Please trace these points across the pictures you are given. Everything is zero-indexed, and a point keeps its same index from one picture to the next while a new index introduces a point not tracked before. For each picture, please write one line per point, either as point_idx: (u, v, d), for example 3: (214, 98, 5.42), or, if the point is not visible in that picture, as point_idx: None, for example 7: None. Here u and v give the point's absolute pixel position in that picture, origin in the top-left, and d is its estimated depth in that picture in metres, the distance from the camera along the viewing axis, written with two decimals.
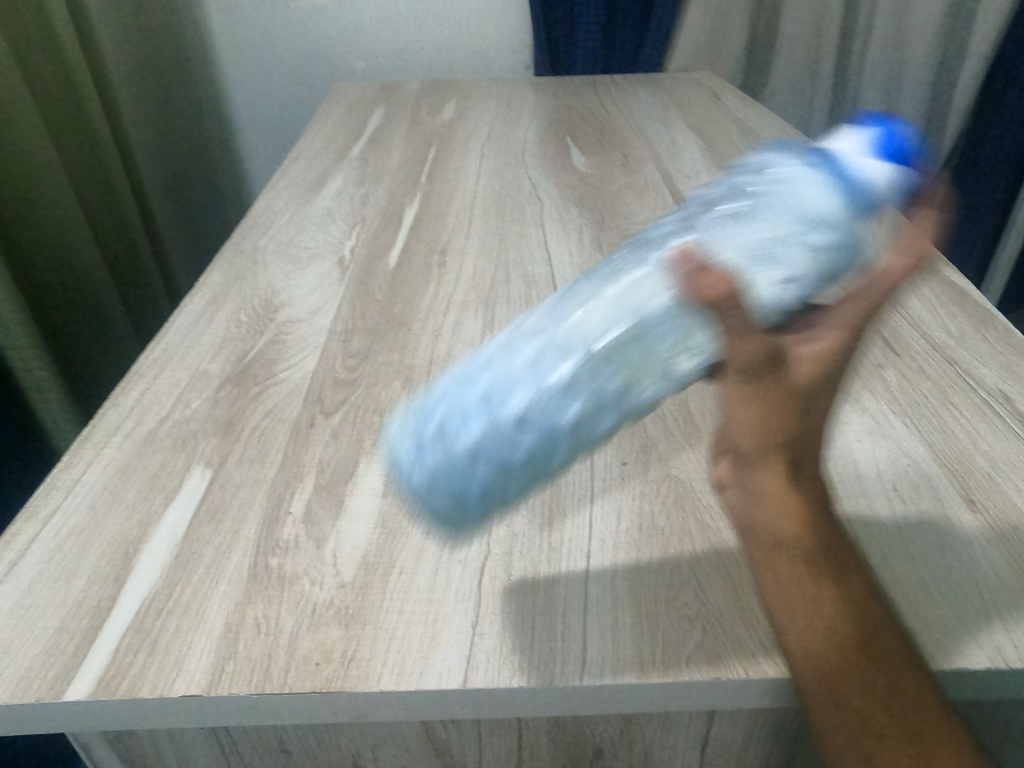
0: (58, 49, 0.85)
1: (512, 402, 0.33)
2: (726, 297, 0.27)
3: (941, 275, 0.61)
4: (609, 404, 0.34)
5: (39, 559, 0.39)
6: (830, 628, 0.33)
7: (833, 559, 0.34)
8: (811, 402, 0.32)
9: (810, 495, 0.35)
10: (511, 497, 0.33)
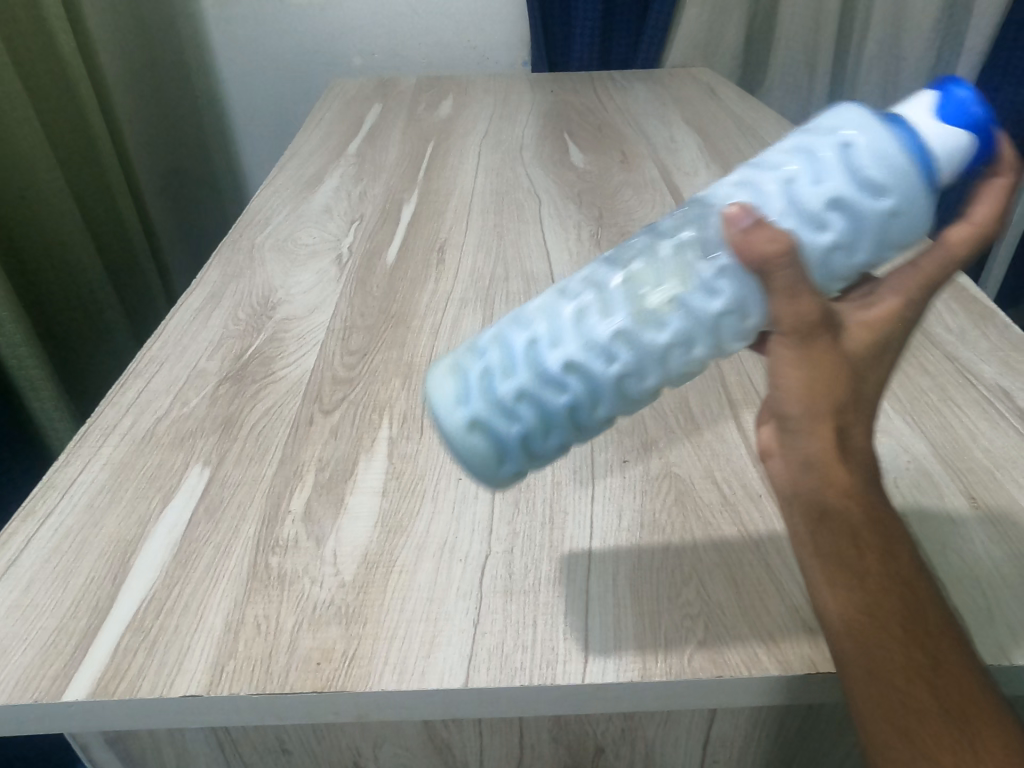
0: (52, 45, 0.85)
1: (557, 353, 0.31)
2: (780, 254, 0.27)
3: (940, 271, 0.61)
4: (656, 362, 0.31)
5: (37, 560, 0.38)
6: (875, 605, 0.31)
7: (882, 532, 0.32)
8: (858, 370, 0.31)
9: (859, 466, 0.33)
10: (549, 450, 0.32)
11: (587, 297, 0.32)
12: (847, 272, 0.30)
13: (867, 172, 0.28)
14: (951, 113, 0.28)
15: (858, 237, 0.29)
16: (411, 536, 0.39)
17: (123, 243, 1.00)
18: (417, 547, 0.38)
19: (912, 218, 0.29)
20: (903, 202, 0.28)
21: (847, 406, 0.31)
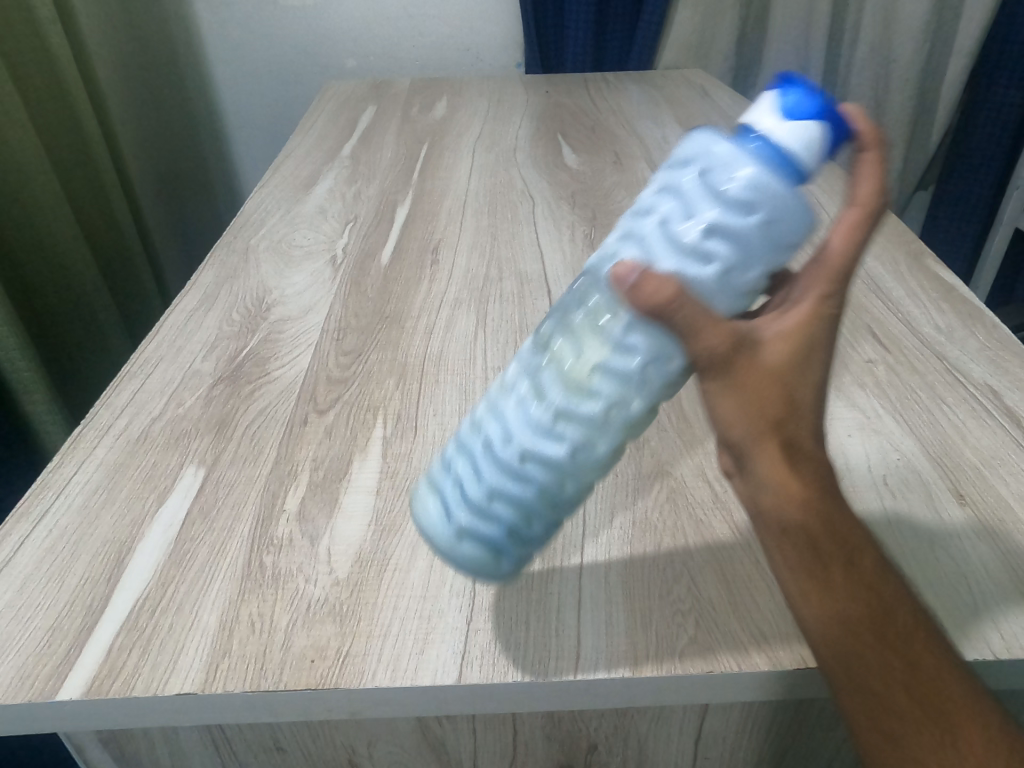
0: (46, 47, 0.85)
1: (509, 451, 0.31)
2: (673, 297, 0.27)
3: (930, 271, 0.61)
4: (604, 428, 0.30)
5: (32, 560, 0.38)
6: (846, 616, 0.31)
7: (842, 538, 0.32)
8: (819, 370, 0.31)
9: (815, 466, 0.32)
10: (535, 533, 0.32)
11: (525, 384, 0.32)
12: (749, 287, 0.30)
13: (731, 192, 0.28)
14: (793, 110, 0.28)
15: (743, 254, 0.29)
16: (404, 534, 0.39)
17: (118, 244, 1.00)
18: (411, 544, 0.39)
19: (790, 220, 0.29)
20: (776, 208, 0.28)
21: (802, 411, 0.31)
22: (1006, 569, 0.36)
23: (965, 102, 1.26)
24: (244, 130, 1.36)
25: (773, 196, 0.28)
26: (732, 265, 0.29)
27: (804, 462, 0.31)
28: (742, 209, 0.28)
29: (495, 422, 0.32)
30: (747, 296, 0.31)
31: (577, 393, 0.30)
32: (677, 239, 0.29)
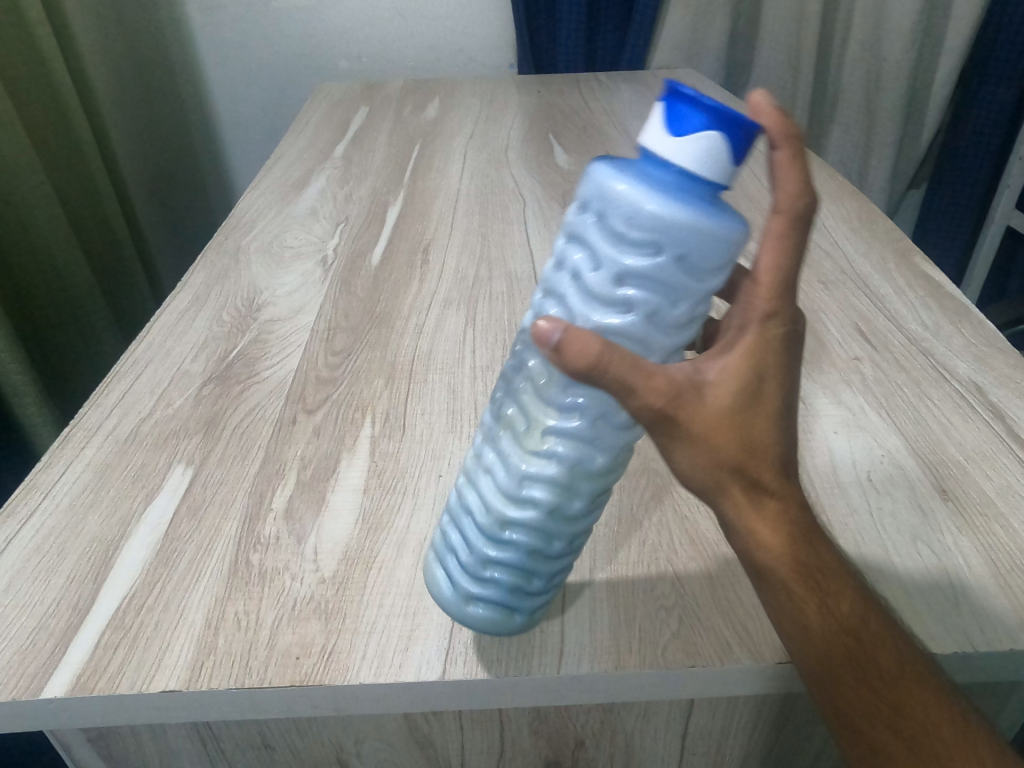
0: (36, 49, 0.85)
1: (488, 524, 0.31)
2: (596, 361, 0.26)
3: (917, 269, 0.62)
4: (574, 484, 0.30)
5: (18, 559, 0.39)
6: (822, 658, 0.31)
7: (813, 582, 0.31)
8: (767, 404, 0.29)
9: (786, 506, 0.31)
10: (538, 586, 0.32)
11: (489, 453, 0.32)
12: (687, 317, 0.29)
13: (634, 236, 0.27)
14: (676, 127, 0.26)
15: (665, 292, 0.28)
16: (391, 532, 0.40)
17: (110, 246, 1.01)
18: (397, 543, 0.39)
19: (710, 247, 0.27)
20: (687, 241, 0.27)
21: (761, 454, 0.30)
22: (988, 563, 0.37)
23: (955, 101, 1.27)
24: (237, 131, 1.36)
25: (681, 228, 0.27)
26: (659, 306, 0.28)
27: (768, 507, 0.31)
28: (657, 249, 0.27)
29: (468, 495, 0.32)
30: (689, 325, 0.29)
31: (540, 455, 0.30)
32: (595, 289, 0.29)
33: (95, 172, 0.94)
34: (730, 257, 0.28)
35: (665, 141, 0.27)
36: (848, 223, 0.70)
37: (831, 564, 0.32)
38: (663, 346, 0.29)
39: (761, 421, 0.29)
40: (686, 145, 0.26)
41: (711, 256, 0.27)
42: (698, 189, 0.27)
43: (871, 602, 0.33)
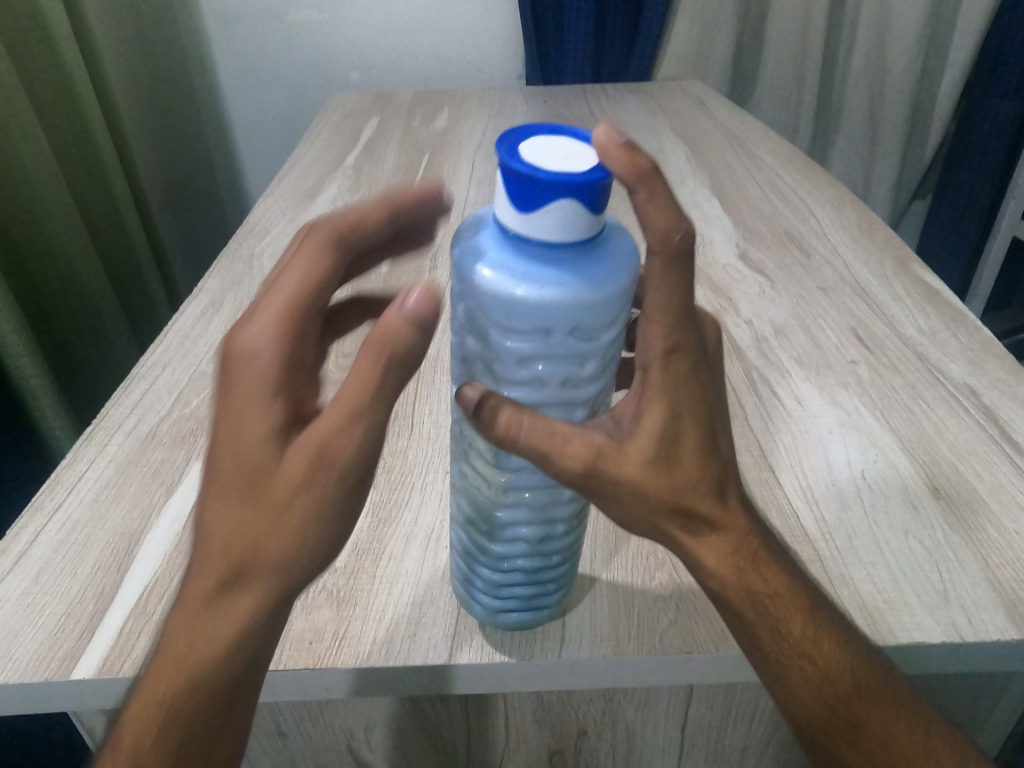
0: (60, 67, 0.87)
1: (486, 562, 0.34)
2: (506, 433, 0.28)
3: (915, 276, 0.63)
4: (549, 509, 0.32)
5: (45, 551, 0.40)
6: (779, 679, 0.33)
7: (762, 608, 0.32)
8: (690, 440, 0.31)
9: (727, 533, 0.32)
10: (550, 588, 0.35)
11: (463, 506, 0.34)
12: (601, 363, 0.30)
13: (518, 327, 0.28)
14: (527, 202, 0.26)
15: (566, 359, 0.29)
16: (399, 524, 0.41)
17: (126, 255, 1.03)
18: (406, 535, 0.41)
19: (596, 310, 0.27)
20: (573, 317, 0.27)
21: (695, 488, 0.31)
22: (976, 556, 0.38)
23: (959, 111, 1.28)
24: (250, 141, 1.39)
25: (561, 311, 0.27)
26: (579, 366, 0.29)
27: (711, 537, 0.32)
28: (555, 332, 0.28)
29: (460, 540, 0.35)
30: (604, 366, 0.30)
31: (511, 500, 0.32)
32: (502, 371, 0.30)
33: (113, 182, 0.97)
34: (621, 301, 0.28)
35: (514, 219, 0.27)
36: (847, 231, 0.72)
37: (777, 586, 0.33)
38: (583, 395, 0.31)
39: (684, 463, 0.31)
40: (541, 216, 0.26)
41: (603, 315, 0.28)
42: (567, 255, 0.27)
43: (823, 622, 0.33)
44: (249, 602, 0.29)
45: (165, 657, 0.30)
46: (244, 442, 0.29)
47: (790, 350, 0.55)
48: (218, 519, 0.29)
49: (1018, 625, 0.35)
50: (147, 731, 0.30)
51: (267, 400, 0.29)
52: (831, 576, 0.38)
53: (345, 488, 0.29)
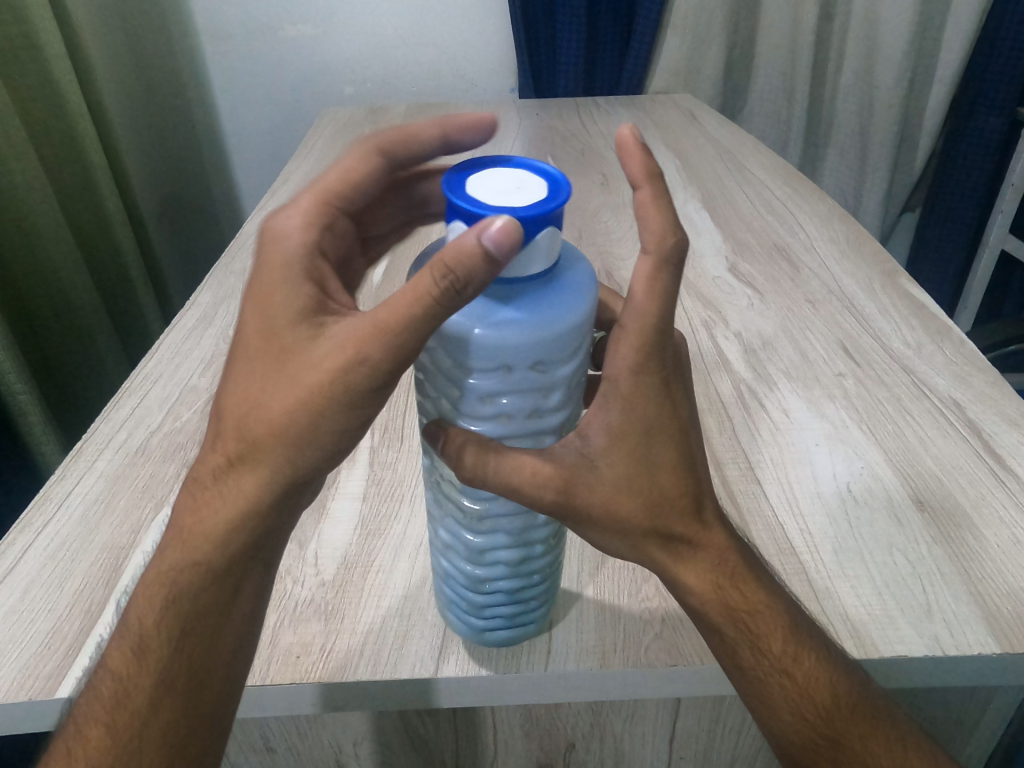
0: (52, 84, 0.88)
1: (467, 586, 0.34)
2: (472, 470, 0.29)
3: (902, 289, 0.64)
4: (524, 532, 0.33)
5: (33, 568, 0.40)
6: (758, 696, 0.34)
7: (741, 625, 0.33)
8: (655, 456, 0.32)
9: (705, 547, 0.34)
10: (533, 604, 0.35)
11: (440, 534, 0.34)
12: (565, 394, 0.30)
13: (483, 365, 0.28)
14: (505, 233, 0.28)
15: (531, 391, 0.29)
16: (387, 537, 0.41)
17: (117, 269, 1.03)
18: (394, 548, 0.41)
19: (557, 345, 0.28)
20: (537, 352, 0.28)
21: (666, 506, 0.33)
22: (959, 569, 0.38)
23: (947, 126, 1.30)
24: (244, 154, 1.39)
25: (524, 348, 0.27)
26: (546, 394, 0.30)
27: (689, 555, 0.34)
28: (517, 367, 0.28)
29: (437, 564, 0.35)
30: (568, 398, 0.31)
31: (488, 526, 0.32)
32: (468, 407, 0.30)
33: (104, 196, 0.97)
34: (582, 336, 0.29)
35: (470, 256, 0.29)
36: (835, 244, 0.73)
37: (757, 604, 0.34)
38: (548, 425, 0.31)
39: (659, 484, 0.32)
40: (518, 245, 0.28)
41: (565, 349, 0.28)
42: (526, 292, 0.28)
43: (804, 639, 0.34)
44: (259, 479, 0.31)
45: (182, 528, 0.33)
46: (273, 319, 0.31)
47: (778, 362, 0.55)
48: (237, 395, 0.31)
49: (999, 638, 0.35)
50: (156, 603, 0.32)
51: (297, 282, 0.31)
52: (816, 589, 0.38)
53: (368, 390, 0.29)
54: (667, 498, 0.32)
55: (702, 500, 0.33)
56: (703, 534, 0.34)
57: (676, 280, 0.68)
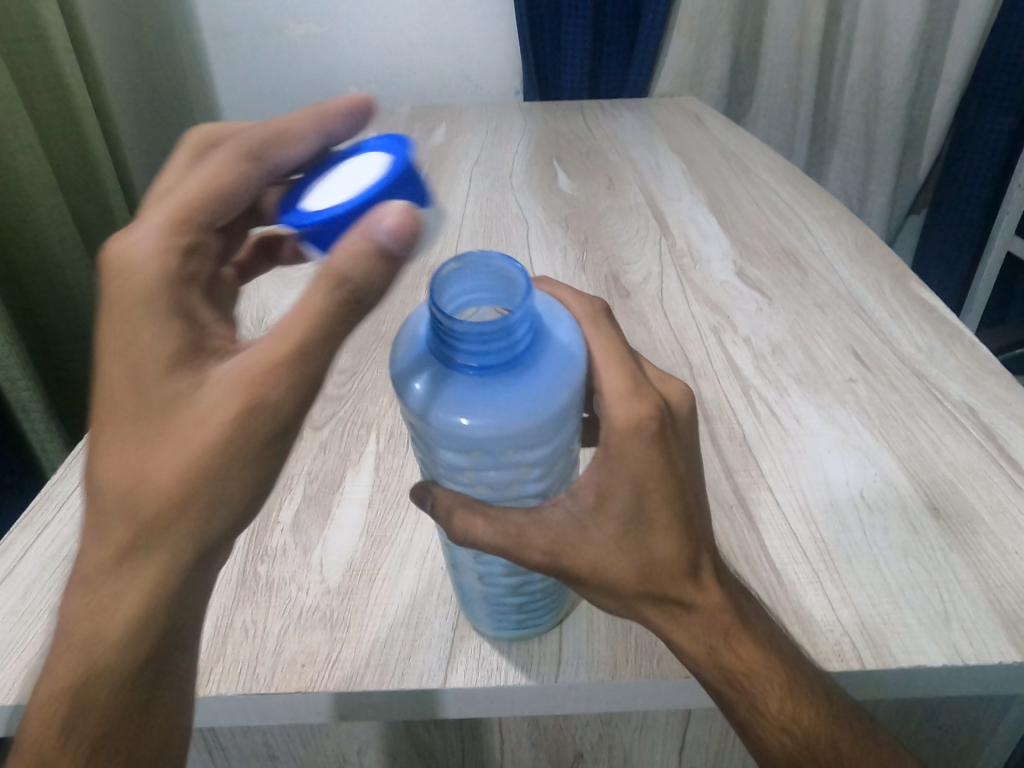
0: (59, 79, 0.87)
1: (473, 596, 0.35)
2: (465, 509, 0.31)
3: (913, 293, 0.63)
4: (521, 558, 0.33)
5: (33, 568, 0.40)
6: (757, 747, 0.34)
7: (736, 686, 0.33)
8: (648, 517, 0.32)
9: (703, 607, 0.33)
10: (541, 614, 0.36)
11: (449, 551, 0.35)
12: (544, 460, 0.31)
13: (455, 447, 0.29)
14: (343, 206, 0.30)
15: (510, 468, 0.31)
16: (395, 543, 0.41)
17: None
18: (401, 555, 0.40)
19: (528, 434, 0.29)
20: (508, 438, 0.29)
21: (658, 569, 0.32)
22: (977, 580, 0.37)
23: (953, 129, 1.29)
24: None
25: (494, 436, 0.28)
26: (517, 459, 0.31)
27: (682, 616, 0.33)
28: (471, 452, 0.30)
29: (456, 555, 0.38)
30: (551, 463, 0.32)
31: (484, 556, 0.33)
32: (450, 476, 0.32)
33: (108, 195, 0.97)
34: (556, 417, 0.29)
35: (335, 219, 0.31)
36: (844, 248, 0.72)
37: (755, 664, 0.33)
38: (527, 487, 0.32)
39: (649, 547, 0.32)
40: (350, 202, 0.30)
41: (538, 430, 0.29)
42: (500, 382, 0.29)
43: (803, 690, 0.33)
44: (159, 570, 0.29)
45: (63, 629, 0.29)
46: (143, 378, 0.28)
47: (788, 367, 0.55)
48: (114, 474, 0.28)
49: (1020, 648, 0.34)
50: (115, 698, 0.30)
51: (168, 317, 0.29)
52: (829, 598, 0.37)
53: (272, 428, 0.28)
54: (657, 562, 0.32)
55: (704, 560, 0.33)
56: (701, 595, 0.33)
57: (683, 284, 0.67)
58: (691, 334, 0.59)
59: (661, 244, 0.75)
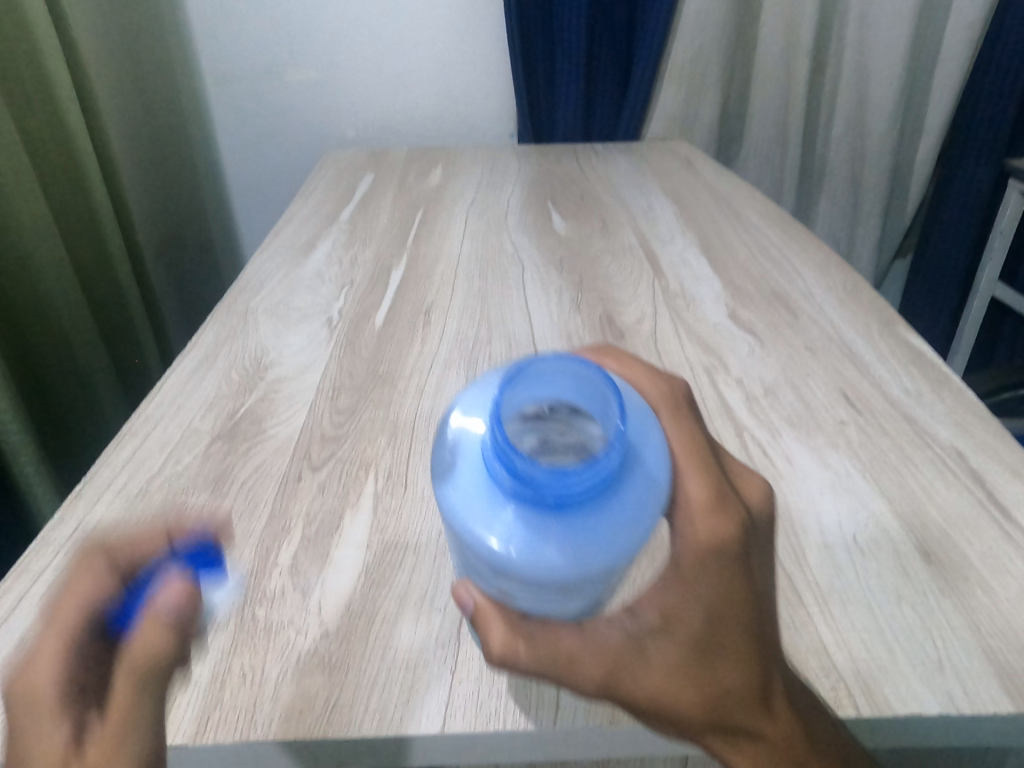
0: (62, 124, 0.89)
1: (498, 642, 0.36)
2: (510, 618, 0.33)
3: (900, 337, 0.65)
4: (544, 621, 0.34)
5: (28, 615, 0.40)
6: None
7: None
8: (708, 647, 0.33)
9: (771, 732, 0.34)
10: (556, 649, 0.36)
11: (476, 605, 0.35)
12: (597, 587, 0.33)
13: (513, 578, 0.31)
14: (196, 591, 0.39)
15: (571, 599, 0.32)
16: (393, 585, 0.41)
17: (116, 306, 1.04)
18: (400, 597, 0.40)
19: (584, 577, 0.30)
20: (565, 579, 0.30)
21: (722, 697, 0.33)
22: (970, 626, 0.38)
23: (937, 174, 1.33)
24: (245, 196, 1.43)
25: (553, 575, 0.30)
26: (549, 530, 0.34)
27: (748, 742, 0.34)
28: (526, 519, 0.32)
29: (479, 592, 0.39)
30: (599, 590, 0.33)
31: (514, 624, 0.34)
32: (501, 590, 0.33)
33: (106, 235, 0.98)
34: (616, 562, 0.31)
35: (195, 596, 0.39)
36: (833, 292, 0.74)
37: None
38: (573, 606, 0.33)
39: (720, 678, 0.33)
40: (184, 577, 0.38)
41: (597, 574, 0.31)
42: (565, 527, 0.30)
43: None
44: None
45: None
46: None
47: (780, 409, 0.55)
48: None
49: (1014, 697, 0.35)
50: None
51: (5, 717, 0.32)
52: (825, 644, 0.38)
53: None
54: (719, 691, 0.33)
55: (769, 685, 0.34)
56: (771, 722, 0.34)
57: (677, 325, 0.68)
58: (685, 376, 0.60)
59: (654, 285, 0.77)
